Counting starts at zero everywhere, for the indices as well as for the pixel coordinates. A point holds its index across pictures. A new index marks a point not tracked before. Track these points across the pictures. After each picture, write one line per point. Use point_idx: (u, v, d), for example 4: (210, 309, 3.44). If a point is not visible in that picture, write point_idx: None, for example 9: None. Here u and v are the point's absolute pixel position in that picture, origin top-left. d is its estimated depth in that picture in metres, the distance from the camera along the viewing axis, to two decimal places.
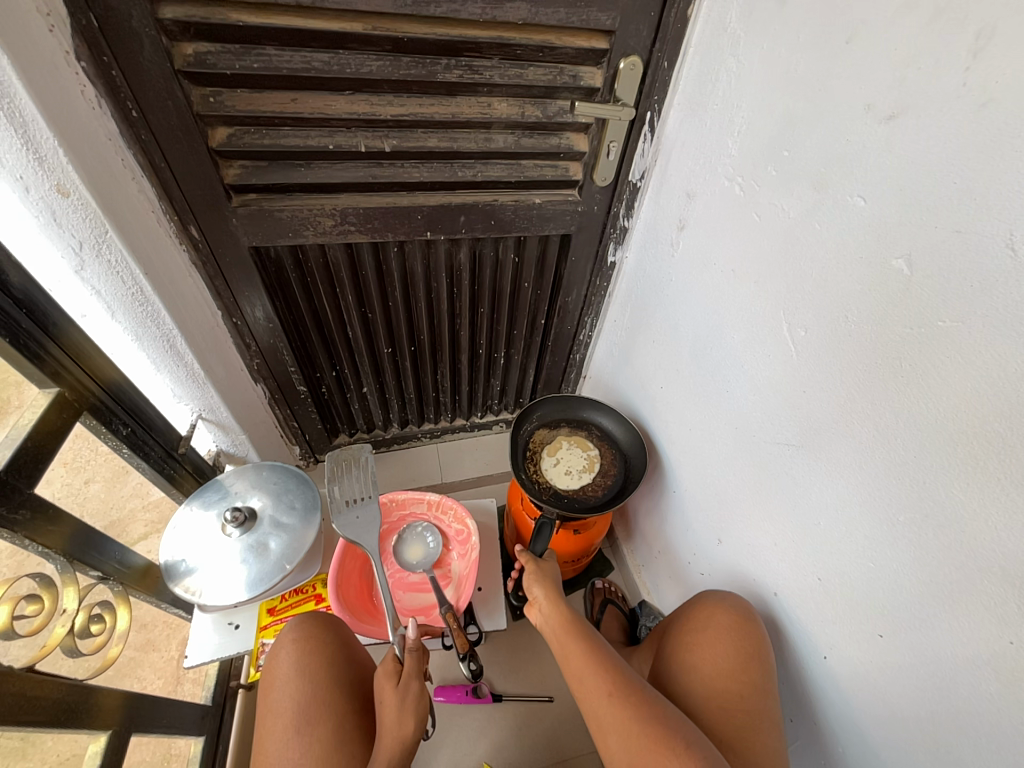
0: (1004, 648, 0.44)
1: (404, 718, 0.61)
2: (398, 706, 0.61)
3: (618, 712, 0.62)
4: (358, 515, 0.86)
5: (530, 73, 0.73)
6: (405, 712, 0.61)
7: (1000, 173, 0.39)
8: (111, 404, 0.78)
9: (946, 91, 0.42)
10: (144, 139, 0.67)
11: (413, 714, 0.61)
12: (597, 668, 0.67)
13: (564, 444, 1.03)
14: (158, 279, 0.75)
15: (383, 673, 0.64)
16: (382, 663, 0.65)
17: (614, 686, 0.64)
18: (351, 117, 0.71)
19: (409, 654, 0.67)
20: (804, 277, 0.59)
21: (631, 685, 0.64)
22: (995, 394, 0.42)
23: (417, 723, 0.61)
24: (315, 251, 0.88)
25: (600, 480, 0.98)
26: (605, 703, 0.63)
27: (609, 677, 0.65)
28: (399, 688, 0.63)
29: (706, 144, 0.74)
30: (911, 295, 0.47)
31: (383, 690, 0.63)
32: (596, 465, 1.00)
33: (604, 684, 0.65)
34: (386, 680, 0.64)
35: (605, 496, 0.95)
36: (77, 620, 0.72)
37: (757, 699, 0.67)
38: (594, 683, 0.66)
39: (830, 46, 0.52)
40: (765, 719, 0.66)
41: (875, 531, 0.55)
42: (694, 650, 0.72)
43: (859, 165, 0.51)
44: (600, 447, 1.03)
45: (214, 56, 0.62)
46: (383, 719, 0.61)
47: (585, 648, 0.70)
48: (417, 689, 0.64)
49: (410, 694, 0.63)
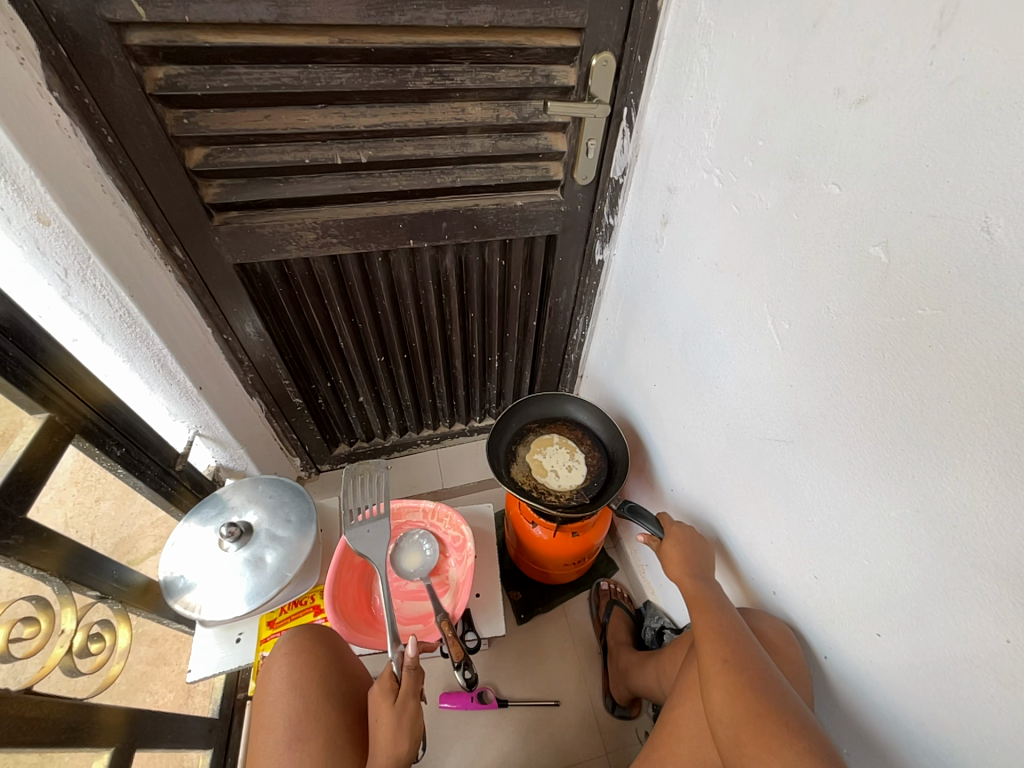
0: (1002, 648, 0.42)
1: (398, 737, 0.61)
2: (394, 725, 0.61)
3: (726, 678, 0.59)
4: (369, 529, 0.87)
5: (502, 75, 0.72)
6: (400, 731, 0.61)
7: (971, 153, 0.37)
8: (105, 426, 0.80)
9: (913, 70, 0.40)
10: (121, 164, 0.68)
11: (407, 734, 0.61)
12: (713, 636, 0.64)
13: (537, 458, 1.02)
14: (145, 300, 0.76)
15: (381, 691, 0.64)
16: (379, 681, 0.65)
17: (729, 654, 0.61)
18: (325, 130, 0.71)
19: (408, 672, 0.66)
20: (785, 267, 0.58)
21: (744, 652, 0.60)
22: (978, 383, 0.40)
23: (410, 741, 0.61)
24: (301, 265, 0.88)
25: (587, 449, 1.03)
26: (715, 665, 0.61)
27: (724, 646, 0.62)
28: (396, 706, 0.63)
29: (684, 137, 0.72)
30: (891, 283, 0.45)
31: (379, 707, 0.63)
32: (570, 443, 1.04)
33: (720, 650, 0.62)
34: (382, 697, 0.64)
35: (603, 451, 1.03)
36: (76, 640, 0.74)
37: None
38: (709, 647, 0.63)
39: (798, 32, 0.51)
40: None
41: (870, 527, 0.53)
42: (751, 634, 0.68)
43: (831, 153, 0.49)
44: (559, 429, 1.07)
45: (184, 78, 0.63)
46: (376, 736, 0.61)
47: (706, 620, 0.66)
48: (414, 708, 0.64)
49: (405, 714, 0.62)
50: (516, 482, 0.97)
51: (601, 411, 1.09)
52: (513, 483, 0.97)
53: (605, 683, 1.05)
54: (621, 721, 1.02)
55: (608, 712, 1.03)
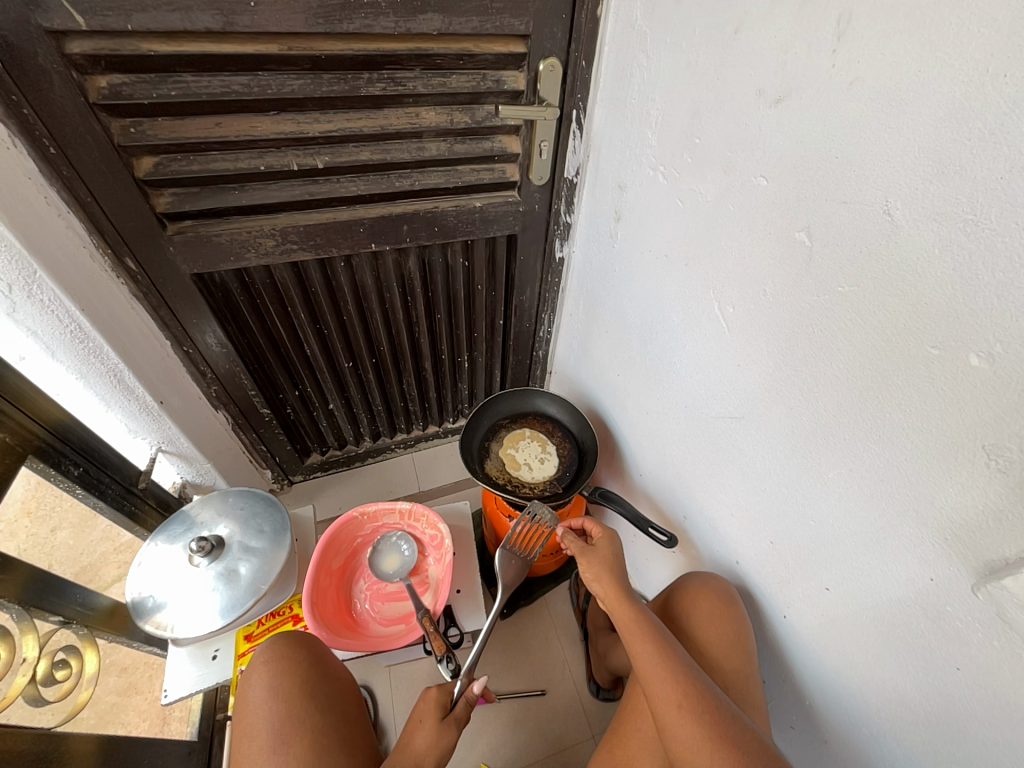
0: (927, 585, 0.47)
1: (430, 752, 0.65)
2: (431, 742, 0.65)
3: (687, 724, 0.57)
4: None
5: (453, 81, 0.74)
6: (429, 748, 0.65)
7: (870, 144, 0.42)
8: (60, 446, 0.77)
9: (819, 72, 0.45)
10: (66, 175, 0.66)
11: (436, 755, 0.65)
12: (664, 675, 0.62)
13: (511, 453, 1.04)
14: (97, 315, 0.75)
15: (435, 702, 0.68)
16: (439, 690, 0.69)
17: (682, 697, 0.59)
18: (278, 137, 0.71)
19: (462, 702, 0.70)
20: (725, 255, 0.62)
21: (695, 688, 0.60)
22: (887, 347, 0.45)
23: (433, 762, 0.64)
24: (261, 273, 0.88)
25: (559, 441, 1.06)
26: (670, 712, 0.59)
27: (675, 685, 0.61)
28: (443, 722, 0.67)
29: (629, 139, 0.76)
30: (815, 264, 0.50)
31: (428, 715, 0.67)
32: (543, 437, 1.06)
33: (671, 694, 0.60)
34: (433, 707, 0.68)
35: (576, 444, 1.05)
36: (39, 668, 0.74)
37: (738, 693, 0.68)
38: (662, 691, 0.61)
39: (722, 38, 0.55)
40: (735, 695, 0.68)
41: (814, 489, 0.57)
42: (689, 612, 0.75)
43: (758, 148, 0.53)
44: (531, 424, 1.09)
45: (129, 87, 0.62)
46: (415, 738, 0.66)
47: (652, 656, 0.64)
48: (452, 738, 0.67)
49: (444, 736, 0.66)
50: (491, 476, 0.99)
51: (571, 404, 1.12)
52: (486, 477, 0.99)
53: (588, 668, 1.08)
54: (606, 703, 1.05)
55: (594, 696, 1.05)
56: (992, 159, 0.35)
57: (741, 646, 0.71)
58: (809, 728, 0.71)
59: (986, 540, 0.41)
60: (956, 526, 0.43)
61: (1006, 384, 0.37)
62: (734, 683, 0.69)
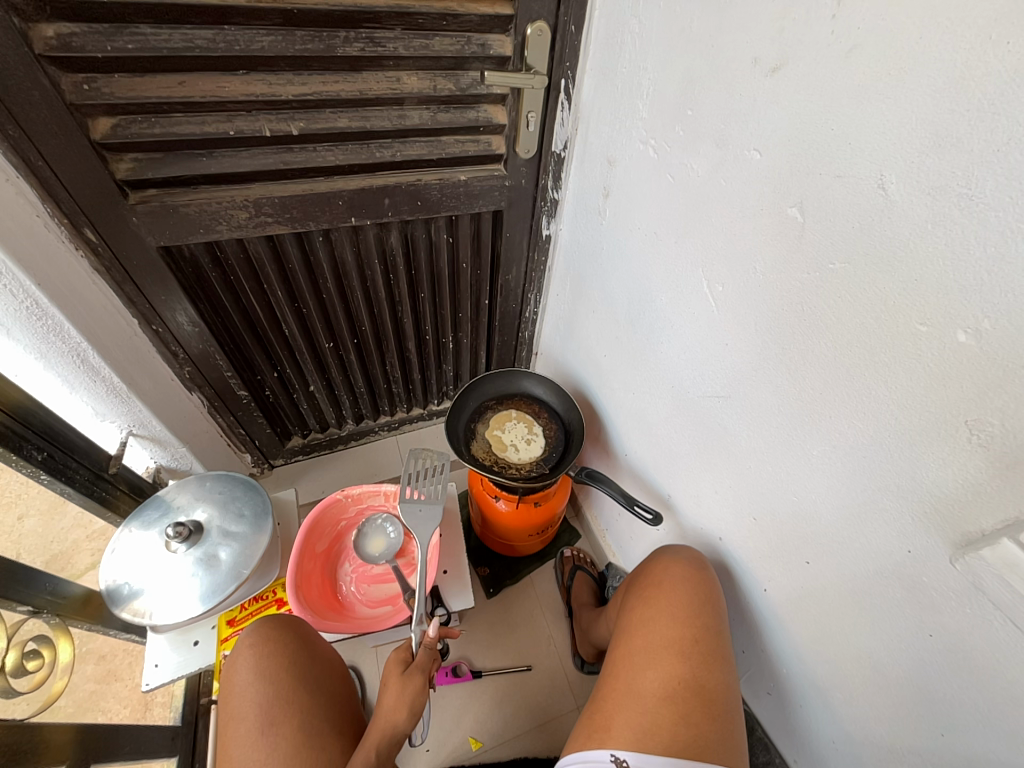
0: (904, 557, 0.48)
1: (399, 708, 0.65)
2: (400, 694, 0.66)
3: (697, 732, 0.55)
4: (419, 507, 0.90)
5: (436, 44, 0.70)
6: (399, 700, 0.65)
7: (867, 116, 0.41)
8: (21, 429, 0.73)
9: (818, 39, 0.43)
10: (12, 136, 0.60)
11: (407, 705, 0.65)
12: None
13: (496, 435, 1.03)
14: (56, 289, 0.70)
15: (396, 659, 0.70)
16: (398, 649, 0.70)
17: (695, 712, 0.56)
18: (249, 99, 0.66)
19: (424, 649, 0.70)
20: (716, 232, 0.61)
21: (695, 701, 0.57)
22: (877, 325, 0.45)
23: (405, 714, 0.64)
24: (234, 246, 0.83)
25: (545, 422, 1.05)
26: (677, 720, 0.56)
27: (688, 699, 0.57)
28: (404, 676, 0.68)
29: (620, 109, 0.74)
30: (806, 239, 0.49)
31: (390, 675, 0.68)
32: (530, 419, 1.06)
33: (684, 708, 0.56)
34: (395, 666, 0.69)
35: (562, 425, 1.05)
36: (8, 659, 0.71)
37: (709, 647, 0.70)
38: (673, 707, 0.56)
39: (718, 1, 0.53)
40: (706, 646, 0.70)
41: (797, 466, 0.58)
42: (661, 575, 0.77)
43: (752, 121, 0.52)
44: (518, 406, 1.09)
45: (80, 38, 0.57)
46: (383, 700, 0.66)
47: None
48: (420, 683, 0.68)
49: (411, 684, 0.67)
50: (477, 458, 0.98)
51: (556, 385, 1.12)
52: (471, 460, 0.97)
53: (573, 643, 1.10)
54: (590, 676, 1.08)
55: (578, 670, 1.08)
56: (989, 131, 0.34)
57: (712, 605, 0.73)
58: (785, 693, 0.74)
59: (964, 513, 0.42)
60: (938, 500, 0.43)
61: (993, 361, 0.37)
62: (705, 638, 0.70)
